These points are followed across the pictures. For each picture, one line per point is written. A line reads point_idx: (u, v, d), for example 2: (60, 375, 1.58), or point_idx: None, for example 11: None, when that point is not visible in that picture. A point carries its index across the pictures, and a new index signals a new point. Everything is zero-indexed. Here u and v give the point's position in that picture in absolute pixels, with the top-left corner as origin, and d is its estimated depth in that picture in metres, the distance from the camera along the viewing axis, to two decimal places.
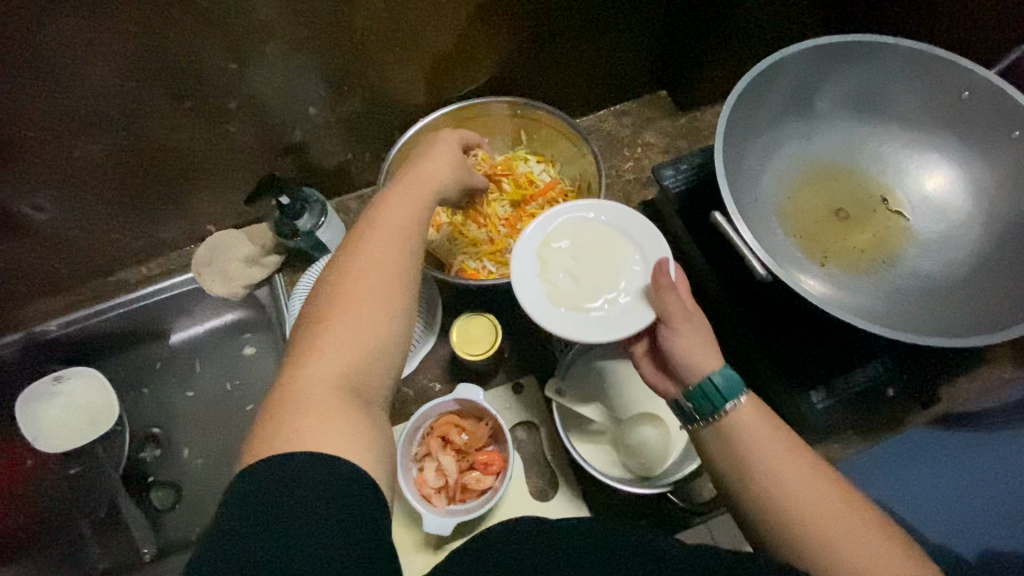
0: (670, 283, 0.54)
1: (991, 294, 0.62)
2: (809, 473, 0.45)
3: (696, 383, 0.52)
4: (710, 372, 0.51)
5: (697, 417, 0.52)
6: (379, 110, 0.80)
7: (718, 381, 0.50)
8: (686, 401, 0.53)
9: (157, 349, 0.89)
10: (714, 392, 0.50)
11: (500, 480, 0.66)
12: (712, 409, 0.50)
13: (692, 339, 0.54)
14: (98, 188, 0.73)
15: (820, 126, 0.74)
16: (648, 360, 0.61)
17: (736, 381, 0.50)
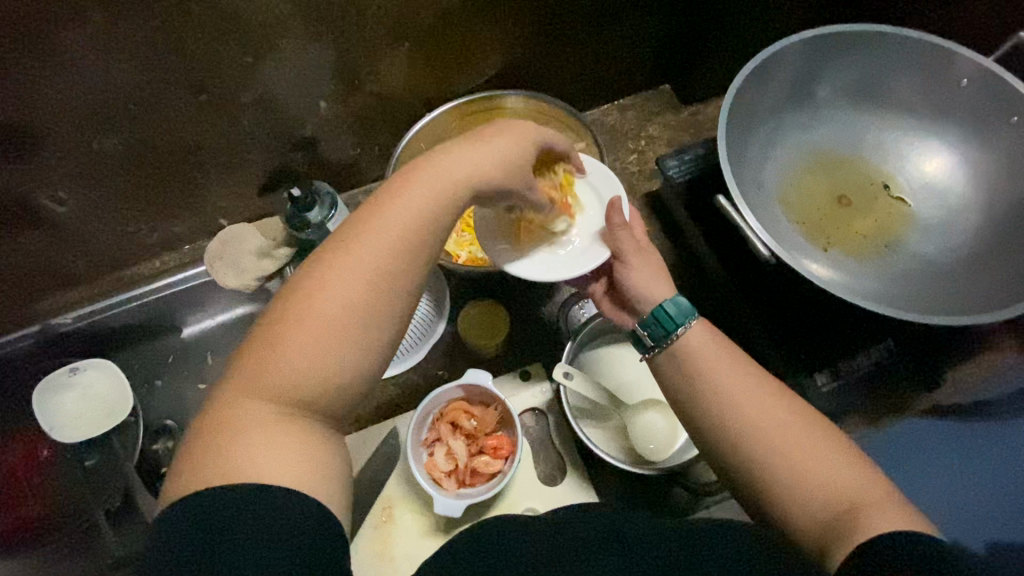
0: (622, 221, 0.60)
1: (993, 276, 0.62)
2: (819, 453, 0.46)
3: (649, 313, 0.57)
4: (663, 302, 0.56)
5: (649, 343, 0.55)
6: (387, 104, 0.82)
7: (671, 309, 0.55)
8: (639, 330, 0.57)
9: (170, 342, 0.92)
10: (666, 317, 0.54)
11: (510, 463, 0.68)
12: (664, 333, 0.54)
13: (644, 272, 0.59)
14: (115, 183, 0.75)
15: (822, 114, 0.74)
16: (606, 299, 0.66)
17: (687, 309, 0.55)
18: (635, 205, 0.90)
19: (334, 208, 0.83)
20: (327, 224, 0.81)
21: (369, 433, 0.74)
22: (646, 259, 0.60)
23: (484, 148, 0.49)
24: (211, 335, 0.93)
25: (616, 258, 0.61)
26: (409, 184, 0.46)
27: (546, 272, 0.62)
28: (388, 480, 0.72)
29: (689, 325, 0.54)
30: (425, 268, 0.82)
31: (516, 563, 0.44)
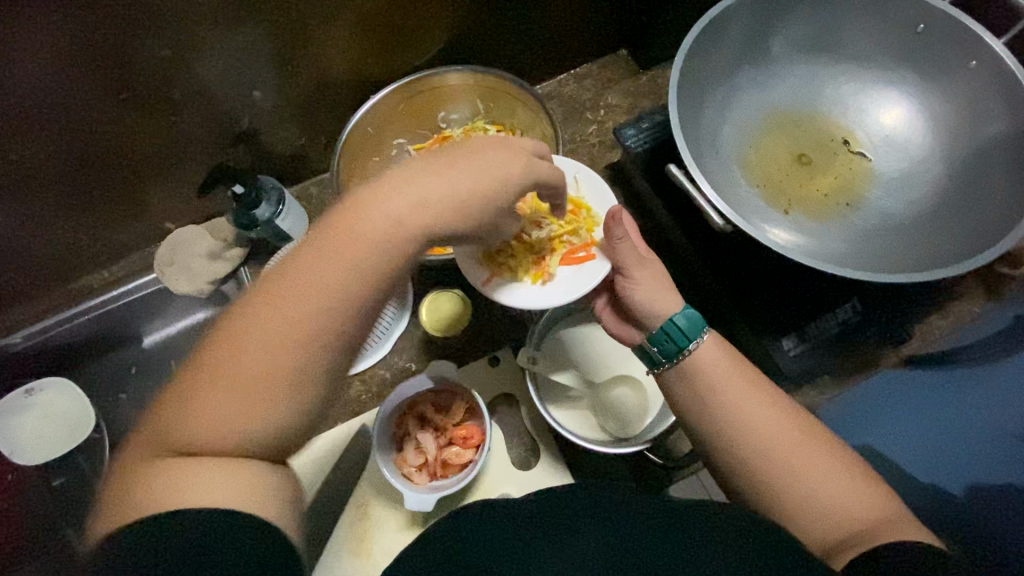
0: (623, 236, 0.58)
1: (956, 225, 0.61)
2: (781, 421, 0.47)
3: (658, 327, 0.56)
4: (673, 314, 0.55)
5: (661, 359, 0.55)
6: (328, 90, 0.78)
7: (682, 322, 0.54)
8: (647, 342, 0.56)
9: (132, 352, 0.89)
10: (679, 332, 0.53)
11: (480, 452, 0.67)
12: (676, 350, 0.53)
13: (649, 285, 0.58)
14: (44, 193, 0.71)
15: (779, 71, 0.72)
16: (607, 312, 0.65)
17: (698, 322, 0.54)
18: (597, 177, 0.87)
19: (281, 203, 0.79)
20: (276, 220, 0.78)
21: (338, 433, 0.73)
22: (649, 271, 0.59)
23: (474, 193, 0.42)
24: (172, 343, 0.90)
25: (619, 271, 0.60)
26: (368, 212, 0.39)
27: (534, 301, 0.62)
28: (361, 479, 0.71)
29: (701, 340, 0.53)
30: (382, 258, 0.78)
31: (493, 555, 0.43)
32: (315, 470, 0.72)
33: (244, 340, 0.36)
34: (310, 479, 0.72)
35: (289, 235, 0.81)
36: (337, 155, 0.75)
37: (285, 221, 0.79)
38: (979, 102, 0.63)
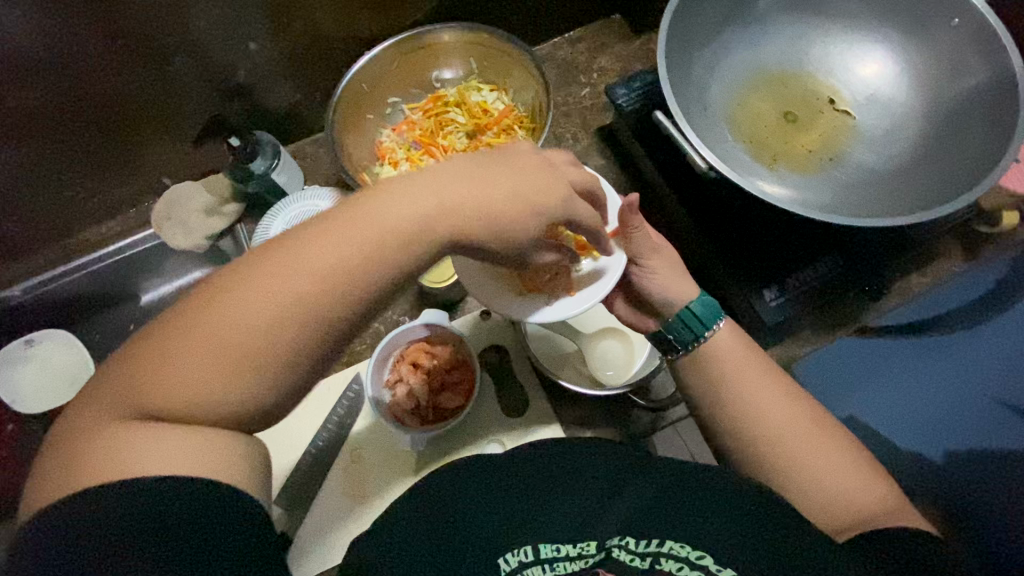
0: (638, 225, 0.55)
1: (934, 177, 0.63)
2: (769, 385, 0.52)
3: (674, 315, 0.57)
4: (689, 302, 0.57)
5: (676, 346, 0.56)
6: (323, 45, 0.78)
7: (698, 309, 0.56)
8: (664, 332, 0.57)
9: (130, 311, 0.93)
10: (696, 320, 0.55)
11: (470, 398, 0.69)
12: (693, 337, 0.55)
13: (666, 273, 0.59)
14: (43, 142, 0.72)
15: (767, 31, 0.73)
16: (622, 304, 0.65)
17: (714, 308, 0.56)
18: (588, 139, 0.89)
19: (277, 157, 0.80)
20: (271, 174, 0.79)
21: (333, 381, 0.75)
22: (664, 258, 0.59)
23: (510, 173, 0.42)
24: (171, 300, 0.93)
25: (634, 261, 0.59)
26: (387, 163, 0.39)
27: (610, 273, 0.57)
28: (354, 424, 0.74)
29: (718, 325, 0.55)
30: None
31: (491, 487, 0.45)
32: (307, 418, 0.74)
33: (230, 299, 0.34)
34: (307, 427, 0.74)
35: (284, 191, 0.82)
36: (331, 110, 0.75)
37: (280, 176, 0.80)
38: (959, 59, 0.65)
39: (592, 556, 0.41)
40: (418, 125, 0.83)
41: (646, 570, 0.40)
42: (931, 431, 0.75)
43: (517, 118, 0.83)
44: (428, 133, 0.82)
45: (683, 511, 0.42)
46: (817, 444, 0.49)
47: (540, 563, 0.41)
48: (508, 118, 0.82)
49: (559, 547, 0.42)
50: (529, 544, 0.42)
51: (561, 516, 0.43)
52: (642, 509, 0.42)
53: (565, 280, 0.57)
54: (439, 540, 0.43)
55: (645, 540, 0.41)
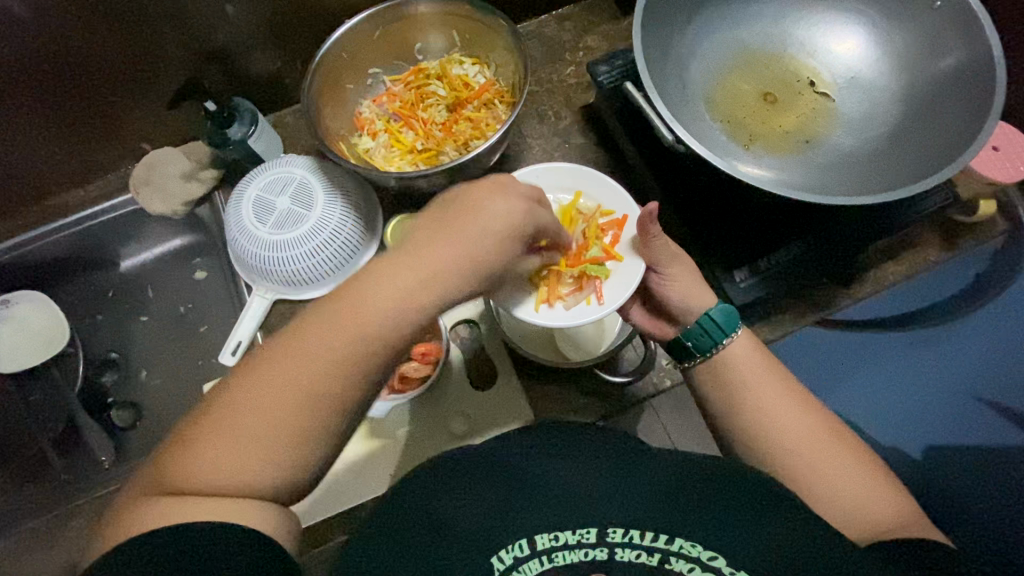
0: (657, 233, 0.56)
1: (908, 161, 0.62)
2: (771, 383, 0.53)
3: (694, 321, 0.59)
4: (709, 309, 0.58)
5: (696, 354, 0.57)
6: (302, 12, 0.77)
7: (718, 316, 0.57)
8: (682, 336, 0.58)
9: (109, 276, 0.93)
10: (716, 326, 0.56)
11: (437, 366, 0.70)
12: (711, 343, 0.56)
13: (684, 282, 0.60)
14: (18, 99, 0.72)
15: (748, 9, 0.73)
16: (636, 309, 0.66)
17: (732, 315, 0.57)
18: (571, 118, 0.88)
19: (255, 124, 0.80)
20: (248, 141, 0.79)
21: None
22: (682, 266, 0.60)
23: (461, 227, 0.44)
24: (150, 269, 0.93)
25: (651, 268, 0.60)
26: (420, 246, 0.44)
27: (630, 277, 0.60)
28: None
29: (735, 335, 0.56)
30: (350, 181, 0.78)
31: (497, 477, 0.45)
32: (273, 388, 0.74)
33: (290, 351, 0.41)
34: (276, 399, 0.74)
35: (262, 159, 0.82)
36: (309, 75, 0.75)
37: (258, 143, 0.80)
38: (938, 40, 0.64)
39: (593, 545, 0.41)
40: (399, 96, 0.83)
41: (655, 566, 0.40)
42: (920, 426, 0.89)
43: (498, 93, 0.82)
44: (408, 105, 0.82)
45: (691, 507, 0.42)
46: (787, 425, 0.50)
47: (539, 555, 0.41)
48: (489, 93, 0.82)
49: (557, 535, 0.41)
50: (525, 538, 0.42)
51: (560, 506, 0.43)
52: (647, 501, 0.43)
53: (591, 287, 0.61)
54: (397, 521, 0.43)
55: (652, 535, 0.41)
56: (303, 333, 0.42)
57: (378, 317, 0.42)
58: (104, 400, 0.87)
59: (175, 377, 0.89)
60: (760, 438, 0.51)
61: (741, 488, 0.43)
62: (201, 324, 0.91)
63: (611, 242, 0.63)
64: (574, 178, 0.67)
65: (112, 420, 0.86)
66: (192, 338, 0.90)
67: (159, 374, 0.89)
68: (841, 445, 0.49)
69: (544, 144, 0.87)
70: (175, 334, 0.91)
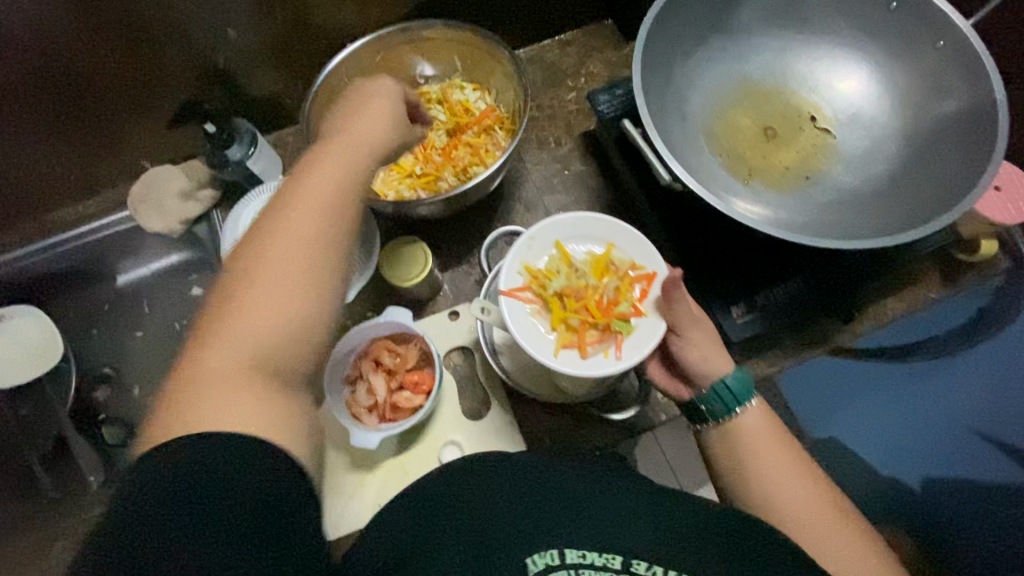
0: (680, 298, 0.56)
1: (908, 203, 0.62)
2: (777, 454, 0.53)
3: (710, 385, 0.57)
4: (725, 375, 0.57)
5: (706, 417, 0.57)
6: (304, 35, 0.78)
7: (733, 384, 0.56)
8: (697, 402, 0.57)
9: (104, 291, 0.92)
10: (730, 394, 0.55)
11: (429, 397, 0.69)
12: (724, 411, 0.56)
13: (703, 347, 0.59)
14: (19, 115, 0.73)
15: (751, 42, 0.72)
16: (655, 364, 0.64)
17: (747, 384, 0.56)
18: (572, 144, 0.88)
19: (254, 146, 0.79)
20: (247, 162, 0.78)
21: None
22: (703, 331, 0.59)
23: (335, 155, 0.49)
24: (145, 285, 0.92)
25: (673, 330, 0.59)
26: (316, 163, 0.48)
27: (649, 339, 0.59)
28: None
29: (749, 403, 0.56)
30: None
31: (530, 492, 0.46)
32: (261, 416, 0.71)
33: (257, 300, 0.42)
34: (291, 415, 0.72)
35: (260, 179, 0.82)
36: (309, 99, 0.74)
37: (257, 164, 0.80)
38: (940, 81, 0.64)
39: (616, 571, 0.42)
40: None
41: None
42: (913, 458, 0.89)
43: (499, 119, 0.82)
44: None
45: (721, 545, 0.43)
46: (789, 495, 0.51)
47: (565, 569, 0.42)
48: (489, 118, 0.81)
49: (586, 554, 0.43)
50: (554, 548, 0.43)
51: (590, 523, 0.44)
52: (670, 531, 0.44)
53: (612, 340, 0.60)
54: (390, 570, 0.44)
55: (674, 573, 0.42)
56: (259, 276, 0.43)
57: (311, 220, 0.45)
58: (95, 416, 0.86)
59: None
60: (761, 505, 0.51)
61: (761, 531, 0.45)
62: None
63: (639, 297, 0.61)
64: (604, 227, 0.65)
65: (103, 436, 0.85)
66: None
67: (151, 390, 0.88)
68: (825, 494, 0.51)
69: (543, 170, 0.87)
70: (168, 351, 0.90)
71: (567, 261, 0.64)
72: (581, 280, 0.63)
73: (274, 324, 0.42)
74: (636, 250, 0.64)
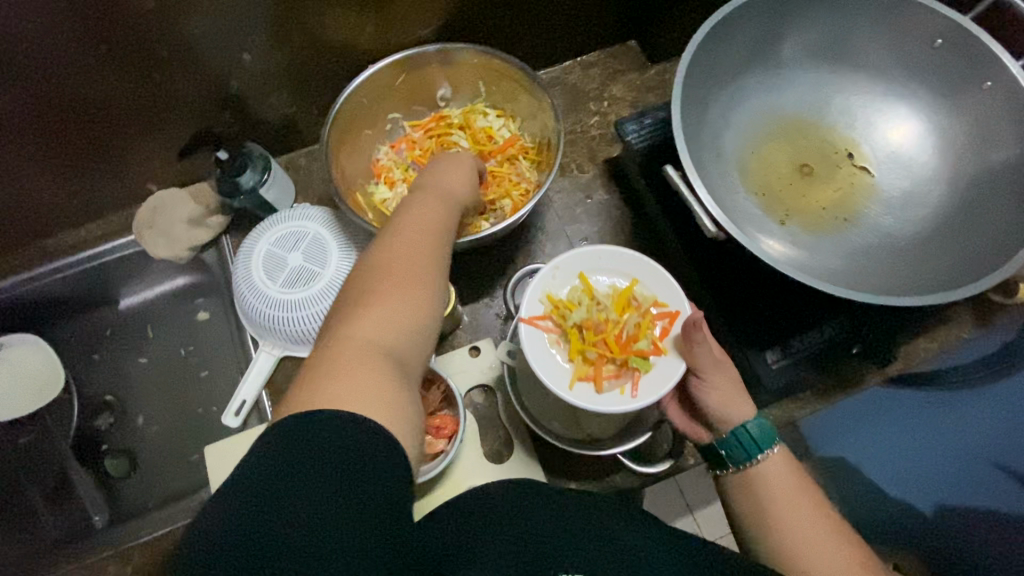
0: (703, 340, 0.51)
1: (952, 252, 0.60)
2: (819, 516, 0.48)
3: (728, 430, 0.53)
4: (746, 421, 0.52)
5: (728, 465, 0.52)
6: (321, 59, 0.74)
7: (754, 431, 0.51)
8: (715, 446, 0.53)
9: (107, 316, 0.89)
10: (752, 443, 0.51)
11: (452, 442, 0.66)
12: (744, 458, 0.51)
13: (727, 391, 0.54)
14: (21, 142, 0.69)
15: (787, 76, 0.70)
16: (674, 407, 0.60)
17: (770, 432, 0.51)
18: (595, 172, 0.85)
19: (267, 171, 0.77)
20: (260, 190, 0.76)
21: None
22: (726, 375, 0.54)
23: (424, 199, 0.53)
24: (150, 310, 0.89)
25: (694, 372, 0.54)
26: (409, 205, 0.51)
27: (669, 380, 0.53)
28: None
29: (771, 453, 0.51)
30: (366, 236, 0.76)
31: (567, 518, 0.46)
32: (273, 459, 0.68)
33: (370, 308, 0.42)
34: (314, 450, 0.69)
35: (273, 208, 0.79)
36: (327, 126, 0.71)
37: (269, 192, 0.77)
38: (987, 126, 0.62)
39: None
40: (419, 145, 0.80)
41: None
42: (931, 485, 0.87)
43: (522, 148, 0.80)
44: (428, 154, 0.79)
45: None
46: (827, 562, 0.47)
47: None
48: (512, 147, 0.79)
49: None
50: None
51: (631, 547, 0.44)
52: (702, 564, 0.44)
53: (629, 377, 0.55)
54: None
55: None
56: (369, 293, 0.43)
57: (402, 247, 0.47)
58: (98, 448, 0.83)
59: (171, 425, 0.84)
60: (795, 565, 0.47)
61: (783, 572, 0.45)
62: (202, 369, 0.87)
63: (661, 335, 0.56)
64: (632, 259, 0.60)
65: (106, 470, 0.82)
66: (192, 384, 0.86)
67: (155, 421, 0.85)
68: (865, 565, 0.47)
69: (566, 199, 0.84)
70: (173, 379, 0.87)
71: (590, 291, 0.58)
72: (602, 312, 0.58)
73: (388, 318, 0.41)
74: (663, 285, 0.58)
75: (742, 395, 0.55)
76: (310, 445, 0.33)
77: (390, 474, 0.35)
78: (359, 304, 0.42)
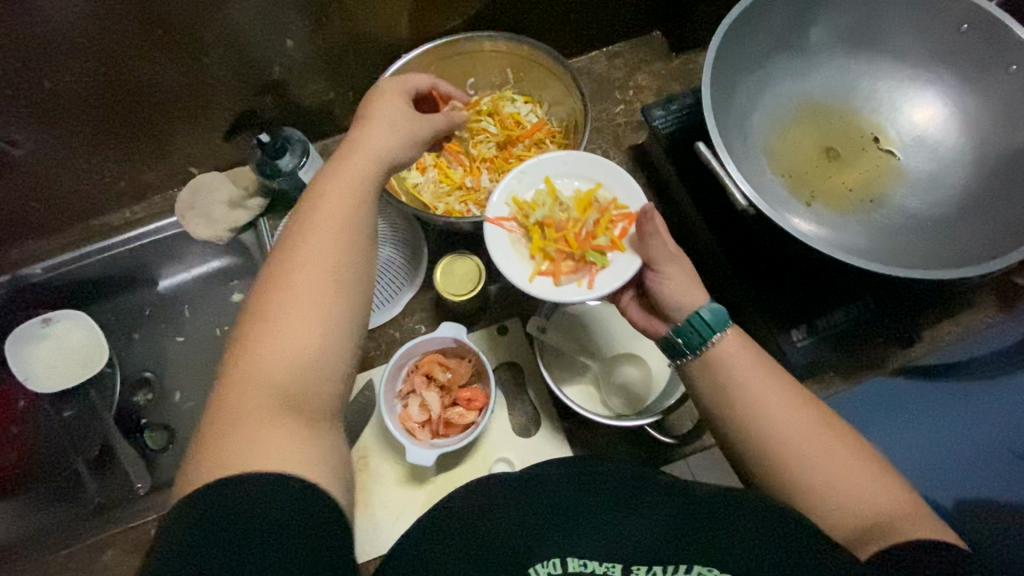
0: (655, 231, 0.54)
1: (978, 231, 0.61)
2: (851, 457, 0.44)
3: (684, 319, 0.53)
4: (699, 307, 0.52)
5: (683, 350, 0.52)
6: (359, 47, 0.77)
7: (706, 315, 0.51)
8: (672, 334, 0.53)
9: (147, 295, 0.92)
10: (704, 324, 0.51)
11: (483, 414, 0.68)
12: (700, 341, 0.51)
13: (681, 280, 0.55)
14: (77, 126, 0.73)
15: (814, 62, 0.71)
16: (634, 306, 0.63)
17: (722, 315, 0.51)
18: (620, 157, 0.87)
19: (305, 155, 0.79)
20: (299, 172, 0.78)
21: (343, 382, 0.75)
22: (680, 267, 0.55)
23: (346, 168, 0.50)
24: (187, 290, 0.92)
25: (648, 266, 0.56)
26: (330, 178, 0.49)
27: (626, 269, 0.57)
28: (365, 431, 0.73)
29: (725, 333, 0.50)
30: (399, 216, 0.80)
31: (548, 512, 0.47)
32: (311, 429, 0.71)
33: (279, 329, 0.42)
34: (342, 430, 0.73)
35: None
36: None
37: (308, 173, 0.79)
38: (1014, 108, 0.63)
39: None
40: None
41: None
42: None
43: (550, 132, 0.82)
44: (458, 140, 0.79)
45: None
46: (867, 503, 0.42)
47: None
48: (540, 132, 0.81)
49: None
50: None
51: None
52: None
53: (586, 270, 0.58)
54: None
55: None
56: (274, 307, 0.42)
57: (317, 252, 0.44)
58: (138, 422, 0.87)
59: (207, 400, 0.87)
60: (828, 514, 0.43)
61: None
62: None
63: (620, 233, 0.59)
64: (595, 165, 0.64)
65: (146, 442, 0.85)
66: None
67: (192, 396, 0.88)
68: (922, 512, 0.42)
69: None
70: (209, 356, 0.90)
71: (554, 194, 0.62)
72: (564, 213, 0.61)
73: (300, 345, 0.42)
74: (621, 188, 0.62)
75: (699, 285, 0.55)
76: (249, 516, 0.36)
77: (329, 526, 0.38)
78: (265, 329, 0.42)
